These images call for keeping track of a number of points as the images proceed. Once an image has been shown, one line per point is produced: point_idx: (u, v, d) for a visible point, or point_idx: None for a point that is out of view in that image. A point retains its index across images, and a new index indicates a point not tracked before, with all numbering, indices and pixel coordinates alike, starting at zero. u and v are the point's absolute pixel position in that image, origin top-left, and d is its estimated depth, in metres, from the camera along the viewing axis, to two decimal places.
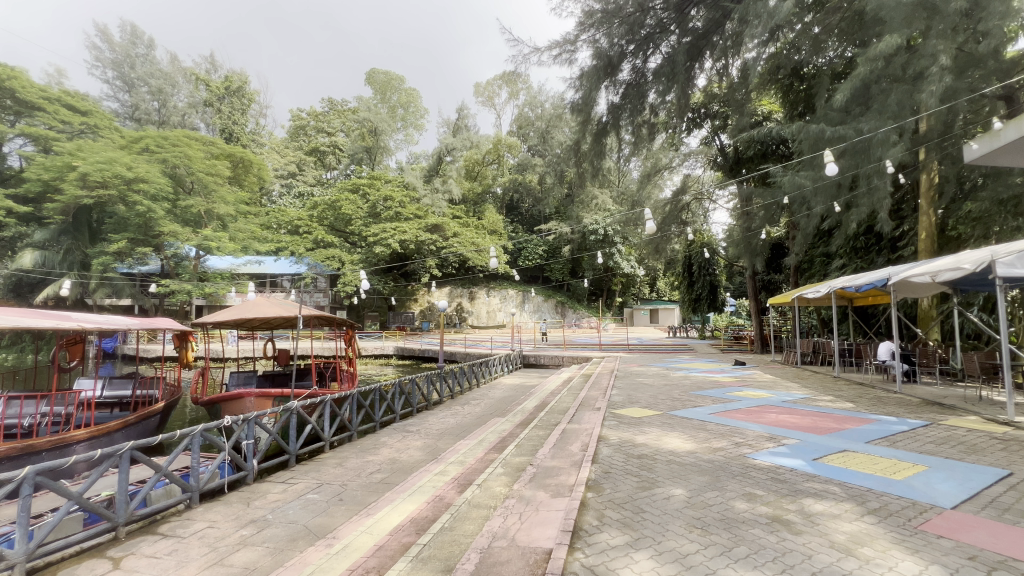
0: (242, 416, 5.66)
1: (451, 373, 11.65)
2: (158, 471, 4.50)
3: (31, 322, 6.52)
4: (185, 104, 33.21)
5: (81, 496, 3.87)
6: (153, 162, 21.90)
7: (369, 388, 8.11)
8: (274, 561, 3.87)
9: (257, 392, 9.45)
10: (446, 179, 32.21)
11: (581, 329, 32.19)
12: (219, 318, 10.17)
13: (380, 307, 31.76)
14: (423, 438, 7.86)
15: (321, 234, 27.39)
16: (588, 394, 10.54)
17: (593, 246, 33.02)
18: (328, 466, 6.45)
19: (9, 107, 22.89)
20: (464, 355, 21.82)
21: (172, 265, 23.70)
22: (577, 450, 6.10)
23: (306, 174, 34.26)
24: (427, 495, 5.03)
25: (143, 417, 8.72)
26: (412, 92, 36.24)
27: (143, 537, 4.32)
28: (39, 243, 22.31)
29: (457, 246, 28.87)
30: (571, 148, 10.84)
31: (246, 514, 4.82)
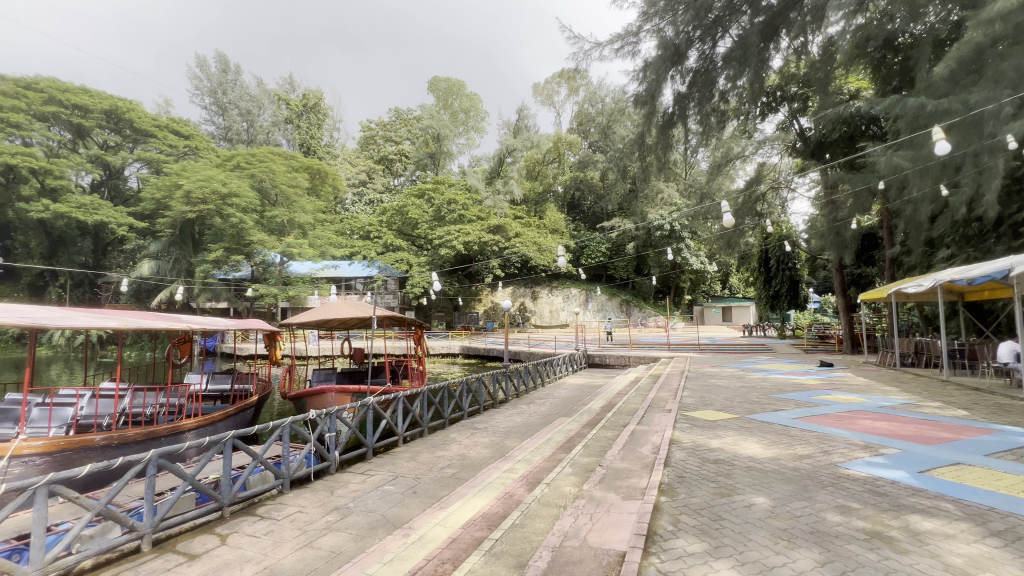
0: (325, 410, 6.07)
1: (516, 372, 11.75)
2: (255, 458, 4.94)
3: (149, 321, 7.53)
4: (269, 123, 36.21)
5: (194, 478, 4.35)
6: (244, 178, 24.17)
7: (438, 386, 8.40)
8: (357, 546, 4.13)
9: (338, 387, 10.15)
10: (507, 180, 32.56)
11: (648, 328, 31.25)
12: (303, 318, 10.97)
13: (446, 308, 32.78)
14: (491, 436, 7.99)
15: (390, 239, 28.70)
16: (658, 395, 10.20)
17: (659, 242, 31.94)
18: (402, 459, 6.75)
19: (129, 136, 26.22)
20: (528, 354, 21.94)
21: (261, 271, 25.78)
22: (648, 452, 5.92)
23: (375, 181, 36.07)
24: (497, 491, 5.12)
25: (241, 408, 9.63)
26: (473, 96, 36.98)
27: (244, 517, 4.78)
28: (154, 254, 25.36)
29: (519, 246, 29.11)
30: (635, 142, 10.56)
31: (330, 502, 5.18)
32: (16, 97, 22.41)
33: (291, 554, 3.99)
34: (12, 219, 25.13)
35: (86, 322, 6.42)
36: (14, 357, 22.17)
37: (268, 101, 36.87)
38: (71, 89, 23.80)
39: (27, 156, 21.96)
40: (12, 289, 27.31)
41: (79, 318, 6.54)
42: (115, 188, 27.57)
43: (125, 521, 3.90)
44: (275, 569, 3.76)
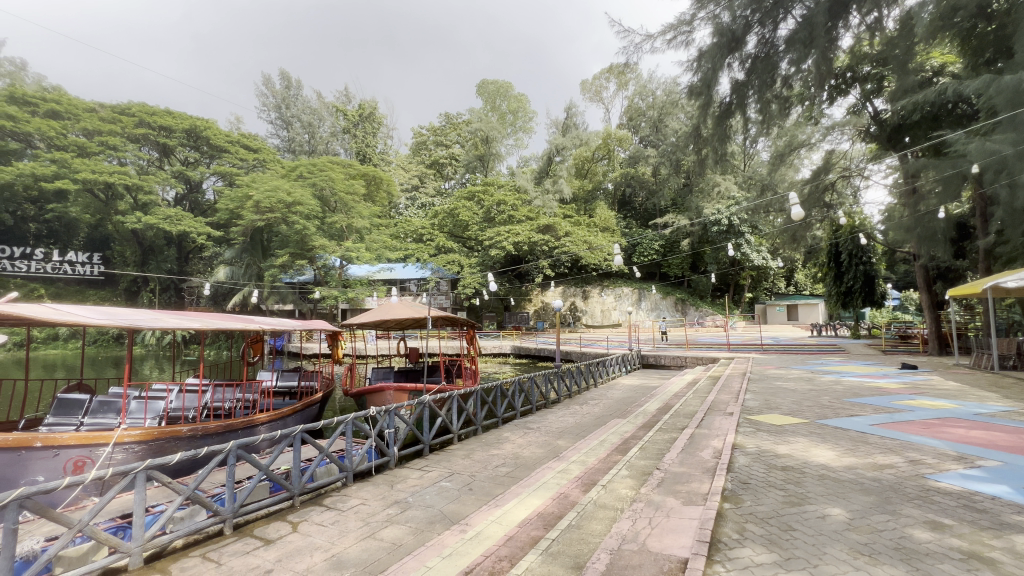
0: (384, 407, 6.31)
1: (568, 372, 11.66)
2: (321, 451, 5.23)
3: (225, 322, 8.17)
4: (328, 133, 38.09)
5: (269, 468, 4.67)
6: (307, 186, 25.66)
7: (491, 386, 8.52)
8: (416, 540, 4.26)
9: (395, 386, 10.52)
10: (556, 179, 32.40)
11: (705, 328, 30.00)
12: (362, 319, 11.46)
13: (497, 308, 33.12)
14: (544, 436, 8.00)
15: (442, 241, 29.36)
16: (718, 397, 9.78)
17: (716, 239, 30.58)
18: (458, 457, 6.90)
19: (206, 152, 28.55)
20: (579, 354, 21.72)
21: (323, 274, 27.08)
22: (709, 457, 5.69)
23: (427, 186, 37.12)
24: (552, 491, 5.11)
25: (308, 404, 10.22)
26: (521, 97, 37.06)
27: (312, 507, 5.07)
28: (229, 260, 27.47)
29: (569, 246, 28.89)
30: (690, 134, 10.24)
31: (391, 496, 5.39)
32: (113, 122, 25.04)
33: (355, 545, 4.19)
34: (111, 232, 28.09)
35: (173, 323, 7.06)
36: (115, 354, 24.77)
37: (327, 113, 38.79)
38: (158, 112, 26.25)
39: (122, 174, 24.44)
40: (112, 294, 30.51)
41: (167, 320, 7.20)
42: (195, 201, 30.08)
43: (209, 506, 4.24)
44: (343, 557, 3.95)
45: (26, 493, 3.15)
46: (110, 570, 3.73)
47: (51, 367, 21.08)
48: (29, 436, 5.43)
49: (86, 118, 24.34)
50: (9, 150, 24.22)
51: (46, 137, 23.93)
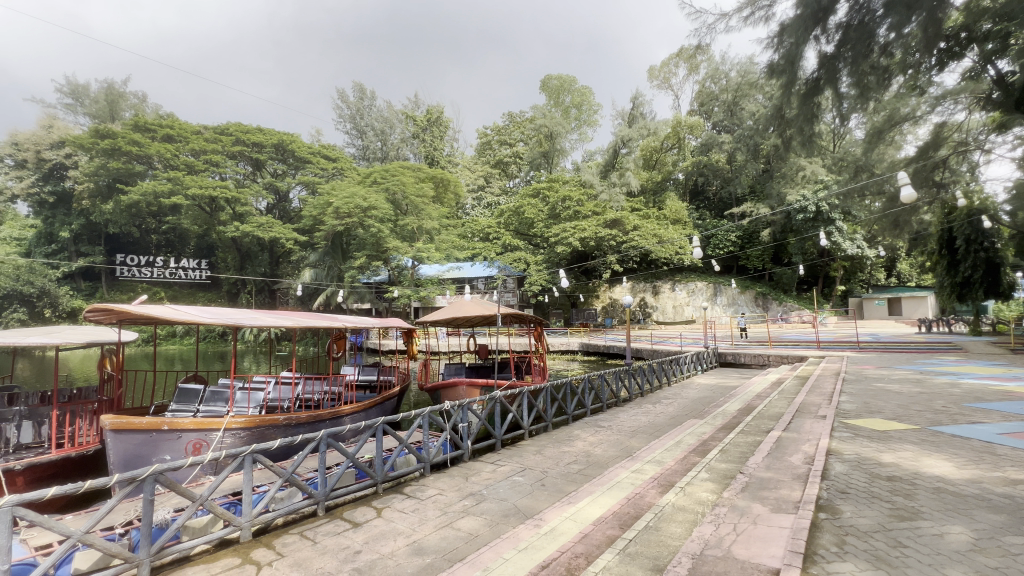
0: (457, 401, 6.51)
1: (640, 370, 11.32)
2: (401, 442, 5.52)
3: (313, 320, 8.85)
4: (398, 139, 39.81)
5: (355, 456, 5.01)
6: (380, 192, 27.11)
7: (561, 382, 8.49)
8: (492, 532, 4.37)
9: (468, 381, 10.81)
10: (623, 172, 31.62)
11: (790, 324, 27.79)
12: (434, 317, 11.91)
13: (565, 305, 32.94)
14: (616, 435, 7.83)
15: (507, 239, 29.66)
16: (808, 399, 9.03)
17: (802, 227, 28.27)
18: (529, 452, 6.96)
19: (292, 164, 31.02)
20: (650, 352, 21.06)
21: (397, 274, 28.45)
22: (800, 462, 5.28)
23: (492, 185, 37.80)
24: (626, 491, 5.01)
25: (387, 397, 10.80)
26: (585, 90, 36.43)
27: (394, 494, 5.36)
28: (313, 264, 29.64)
29: (638, 240, 28.08)
30: (772, 116, 9.63)
31: (466, 487, 5.56)
32: (215, 142, 28.05)
33: (434, 533, 4.37)
34: (216, 240, 31.47)
35: (269, 322, 7.76)
36: (222, 349, 27.73)
37: (397, 120, 40.52)
38: (251, 130, 28.92)
39: (223, 187, 27.28)
40: (217, 296, 34.10)
41: (264, 319, 7.93)
42: (284, 209, 32.73)
43: (305, 488, 4.64)
44: (423, 544, 4.14)
45: (159, 469, 3.63)
46: (225, 540, 4.20)
47: (171, 360, 24.03)
48: (158, 420, 6.25)
49: (193, 140, 27.46)
50: (134, 172, 27.89)
51: (164, 158, 27.34)
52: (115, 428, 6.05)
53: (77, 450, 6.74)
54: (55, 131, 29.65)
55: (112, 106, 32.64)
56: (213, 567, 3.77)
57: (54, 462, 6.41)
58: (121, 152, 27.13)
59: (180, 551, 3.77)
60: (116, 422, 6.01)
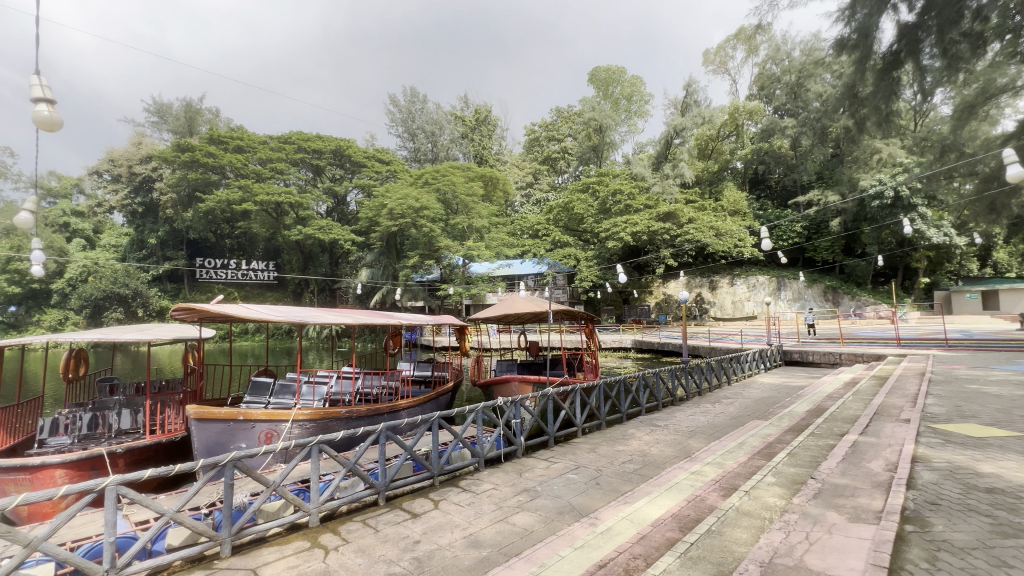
0: (510, 398, 6.55)
1: (697, 368, 10.88)
2: (456, 437, 5.63)
3: (371, 318, 9.20)
4: (448, 140, 40.54)
5: (413, 449, 5.16)
6: (432, 192, 27.80)
7: (614, 380, 8.31)
8: (546, 528, 4.35)
9: (520, 377, 10.86)
10: (676, 163, 30.57)
11: (864, 320, 25.74)
12: (486, 314, 12.02)
13: (617, 301, 32.35)
14: (673, 435, 7.57)
15: (557, 236, 29.39)
16: (889, 401, 8.31)
17: (878, 215, 26.08)
18: (583, 450, 6.87)
19: (349, 168, 32.39)
20: (708, 349, 20.24)
21: (448, 273, 29.05)
22: (880, 469, 4.87)
23: (541, 182, 37.66)
24: (685, 493, 4.84)
25: (441, 393, 11.04)
26: (635, 80, 35.36)
27: (450, 487, 5.48)
28: (370, 263, 30.81)
29: (694, 233, 27.06)
30: (843, 95, 8.91)
31: (520, 483, 5.59)
32: (280, 150, 29.95)
33: (490, 526, 4.42)
34: (282, 243, 33.52)
35: (330, 319, 8.16)
36: (288, 346, 29.52)
37: (446, 121, 41.22)
38: (311, 138, 30.53)
39: (287, 193, 28.98)
40: (283, 295, 36.30)
41: (326, 317, 8.34)
42: (342, 212, 34.29)
43: (367, 478, 4.85)
44: (480, 537, 4.20)
45: (237, 456, 3.91)
46: (296, 525, 4.46)
47: (245, 356, 25.94)
48: (234, 411, 6.79)
49: (260, 149, 29.43)
50: (210, 181, 30.23)
51: (235, 168, 29.43)
52: (199, 417, 6.74)
53: (167, 436, 7.40)
54: (144, 147, 32.68)
55: (190, 121, 35.48)
56: (286, 549, 4.02)
57: (148, 446, 7.08)
58: (199, 163, 29.47)
59: (257, 532, 4.06)
60: (199, 412, 6.71)
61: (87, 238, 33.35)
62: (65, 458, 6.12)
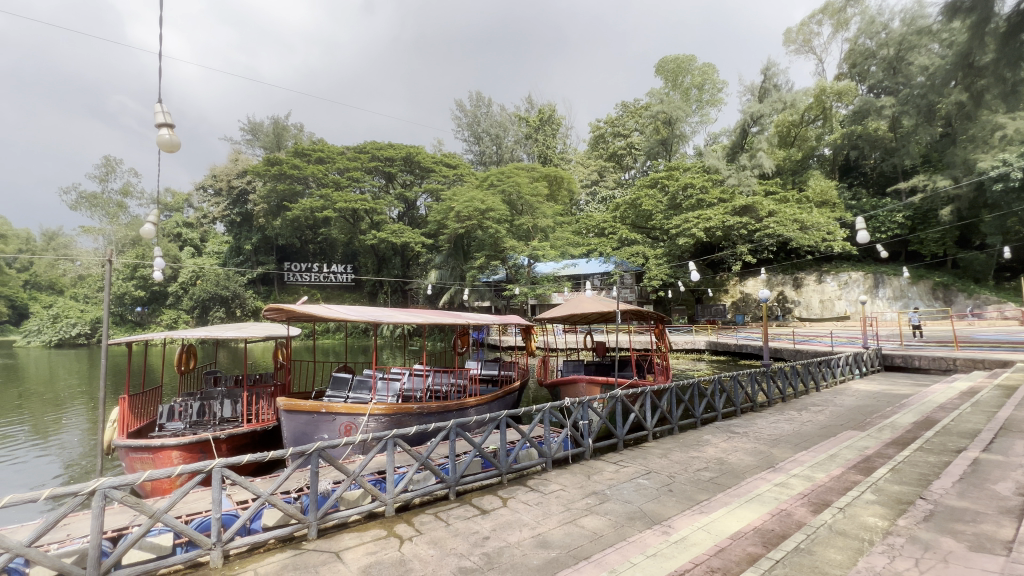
0: (577, 399, 6.46)
1: (780, 372, 10.10)
2: (523, 436, 5.66)
3: (440, 318, 9.48)
4: (512, 142, 40.99)
5: (481, 447, 5.27)
6: (497, 194, 28.26)
7: (688, 382, 7.94)
8: (616, 533, 4.24)
9: (587, 378, 10.70)
10: (754, 152, 28.65)
11: (984, 321, 22.55)
12: (552, 314, 11.96)
13: (688, 301, 30.91)
14: (754, 443, 7.07)
15: (624, 233, 28.56)
16: (1018, 415, 7.18)
17: (1002, 201, 22.71)
18: (654, 455, 6.63)
19: (419, 173, 33.75)
20: (792, 352, 18.71)
21: (514, 273, 29.31)
22: (1009, 494, 4.23)
23: (606, 179, 36.88)
24: (769, 506, 4.51)
25: (508, 392, 11.13)
26: (707, 67, 33.54)
27: (517, 486, 5.50)
28: (439, 265, 31.83)
29: (774, 227, 25.19)
30: (955, 66, 7.64)
31: (588, 486, 5.50)
32: (356, 160, 31.93)
33: (558, 528, 4.38)
34: (358, 247, 35.62)
35: (403, 319, 8.53)
36: (365, 343, 31.33)
37: (510, 122, 41.60)
38: (383, 146, 32.23)
39: (363, 200, 30.83)
40: (360, 296, 38.61)
41: (399, 317, 8.72)
42: (412, 217, 35.74)
43: (438, 473, 5.02)
44: (547, 538, 4.18)
45: (322, 446, 4.20)
46: (374, 513, 4.70)
47: (327, 353, 27.91)
48: (318, 404, 7.31)
49: (339, 159, 31.58)
50: (295, 191, 32.75)
51: (318, 178, 31.71)
52: (288, 408, 7.37)
53: (261, 424, 8.13)
54: (240, 163, 36.17)
55: (278, 137, 38.79)
56: (365, 536, 4.26)
57: (245, 433, 7.82)
58: (286, 175, 32.04)
59: (340, 518, 4.34)
60: (288, 404, 7.32)
61: (196, 247, 37.51)
62: (180, 442, 6.98)
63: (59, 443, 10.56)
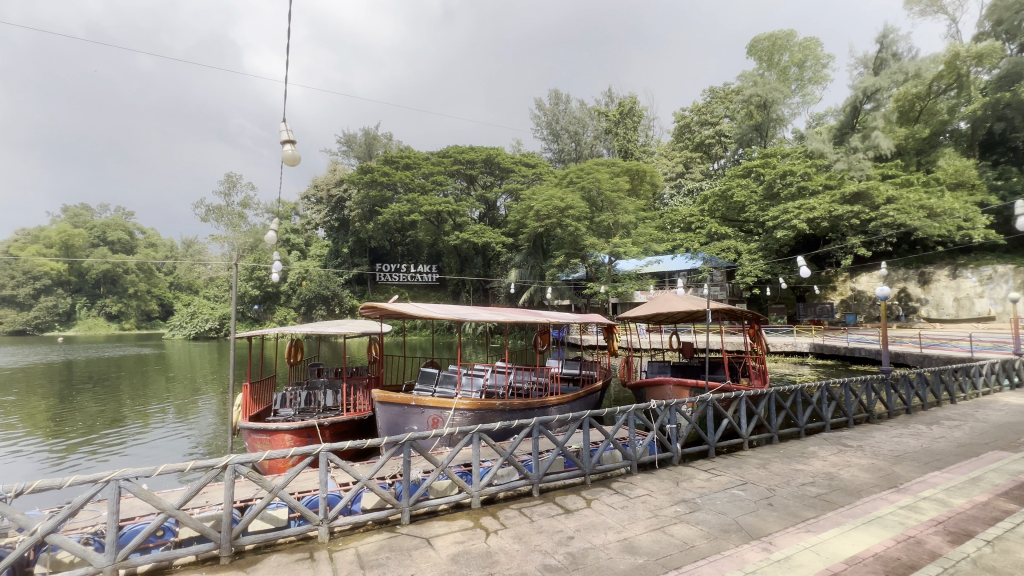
0: (664, 401, 6.19)
1: (903, 379, 8.89)
2: (607, 437, 5.54)
3: (522, 316, 9.58)
4: (592, 138, 40.44)
5: (564, 446, 5.24)
6: (577, 191, 28.09)
7: (789, 388, 7.25)
8: (709, 545, 4.00)
9: (675, 380, 10.20)
10: (867, 132, 25.54)
11: None
12: (636, 312, 11.55)
13: (789, 299, 28.32)
14: (871, 458, 6.29)
15: (713, 227, 26.79)
16: None
17: None
18: (750, 465, 6.15)
19: (498, 174, 34.42)
20: (918, 358, 16.39)
21: (594, 271, 28.80)
22: None
23: (693, 170, 34.98)
24: (892, 530, 3.99)
25: (590, 392, 10.93)
26: (809, 42, 30.38)
27: (601, 488, 5.39)
28: (519, 264, 32.19)
29: (894, 216, 22.18)
30: None
31: (677, 493, 5.25)
32: (439, 164, 33.44)
33: (646, 534, 4.24)
34: (443, 248, 37.19)
35: (486, 317, 8.75)
36: (450, 340, 32.62)
37: (590, 118, 41.00)
38: (466, 150, 33.40)
39: (446, 203, 32.21)
40: (445, 294, 40.28)
41: (482, 314, 8.95)
42: (493, 217, 36.54)
43: (522, 469, 5.08)
44: (634, 543, 4.06)
45: (414, 437, 4.44)
46: (461, 504, 4.87)
47: (416, 349, 29.46)
48: (408, 396, 7.76)
49: (424, 165, 33.25)
50: (384, 197, 34.79)
51: (405, 183, 33.58)
52: (382, 400, 7.91)
53: (359, 414, 8.78)
54: (337, 173, 39.35)
55: (369, 147, 41.67)
56: (454, 525, 4.42)
57: (346, 421, 8.49)
58: (377, 182, 34.30)
59: (430, 506, 4.56)
60: (382, 395, 7.86)
61: (302, 250, 41.43)
62: (291, 426, 7.78)
63: (197, 423, 12.22)
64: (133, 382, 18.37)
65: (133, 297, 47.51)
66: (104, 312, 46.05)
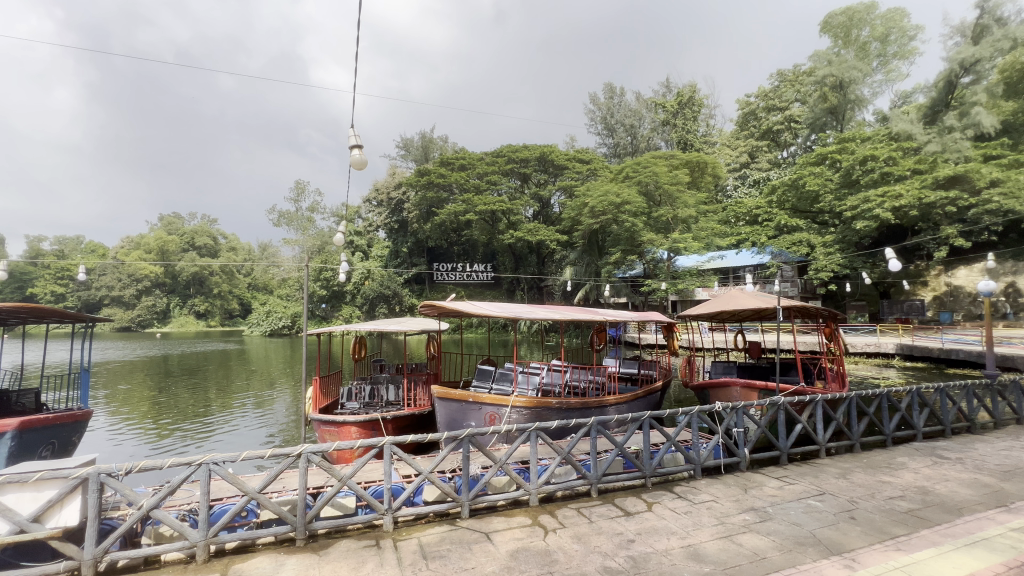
0: (730, 403, 5.89)
1: (1012, 386, 7.89)
2: (669, 439, 5.34)
3: (578, 314, 9.48)
4: (649, 130, 39.23)
5: (623, 446, 5.12)
6: (633, 185, 27.33)
7: (873, 393, 6.65)
8: (784, 557, 3.75)
9: (742, 382, 9.67)
10: (965, 109, 22.86)
11: None
12: (698, 310, 11.06)
13: (871, 296, 25.97)
14: (975, 473, 5.62)
15: (782, 219, 25.10)
16: None
17: None
18: (829, 474, 5.70)
19: (552, 171, 34.20)
20: None
21: (652, 268, 27.91)
22: None
23: (759, 160, 33.02)
24: (1001, 555, 3.56)
25: (649, 392, 10.61)
26: (893, 13, 27.70)
27: (663, 492, 5.21)
28: (574, 261, 31.86)
29: (999, 201, 19.69)
30: None
31: (746, 500, 4.96)
32: (494, 163, 33.81)
33: (712, 541, 4.06)
34: (497, 246, 37.59)
35: (541, 314, 8.74)
36: (505, 338, 32.96)
37: (646, 109, 39.76)
38: (520, 148, 33.52)
39: (500, 202, 32.55)
40: (500, 293, 40.70)
41: (538, 312, 8.96)
42: (547, 215, 36.45)
43: (580, 468, 5.02)
44: (700, 550, 3.90)
45: (472, 433, 4.51)
46: (519, 501, 4.89)
47: (472, 347, 30.00)
48: (466, 393, 7.92)
49: (478, 165, 33.73)
50: (440, 198, 35.60)
51: (461, 184, 34.25)
52: (441, 395, 8.14)
53: (419, 408, 9.08)
54: (396, 176, 40.83)
55: (426, 150, 42.89)
56: (512, 522, 4.44)
57: (407, 415, 8.81)
58: (434, 184, 35.17)
59: (489, 501, 4.62)
60: (441, 392, 8.08)
61: (364, 251, 43.42)
62: (357, 419, 8.17)
63: (273, 414, 13.14)
64: (219, 374, 20.05)
65: (217, 296, 51.90)
66: (194, 310, 50.69)
